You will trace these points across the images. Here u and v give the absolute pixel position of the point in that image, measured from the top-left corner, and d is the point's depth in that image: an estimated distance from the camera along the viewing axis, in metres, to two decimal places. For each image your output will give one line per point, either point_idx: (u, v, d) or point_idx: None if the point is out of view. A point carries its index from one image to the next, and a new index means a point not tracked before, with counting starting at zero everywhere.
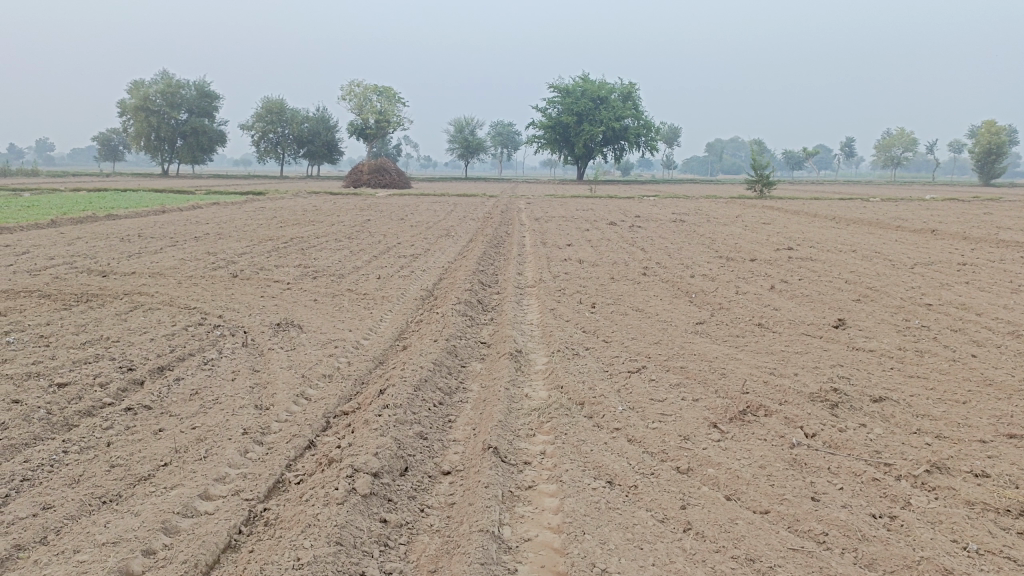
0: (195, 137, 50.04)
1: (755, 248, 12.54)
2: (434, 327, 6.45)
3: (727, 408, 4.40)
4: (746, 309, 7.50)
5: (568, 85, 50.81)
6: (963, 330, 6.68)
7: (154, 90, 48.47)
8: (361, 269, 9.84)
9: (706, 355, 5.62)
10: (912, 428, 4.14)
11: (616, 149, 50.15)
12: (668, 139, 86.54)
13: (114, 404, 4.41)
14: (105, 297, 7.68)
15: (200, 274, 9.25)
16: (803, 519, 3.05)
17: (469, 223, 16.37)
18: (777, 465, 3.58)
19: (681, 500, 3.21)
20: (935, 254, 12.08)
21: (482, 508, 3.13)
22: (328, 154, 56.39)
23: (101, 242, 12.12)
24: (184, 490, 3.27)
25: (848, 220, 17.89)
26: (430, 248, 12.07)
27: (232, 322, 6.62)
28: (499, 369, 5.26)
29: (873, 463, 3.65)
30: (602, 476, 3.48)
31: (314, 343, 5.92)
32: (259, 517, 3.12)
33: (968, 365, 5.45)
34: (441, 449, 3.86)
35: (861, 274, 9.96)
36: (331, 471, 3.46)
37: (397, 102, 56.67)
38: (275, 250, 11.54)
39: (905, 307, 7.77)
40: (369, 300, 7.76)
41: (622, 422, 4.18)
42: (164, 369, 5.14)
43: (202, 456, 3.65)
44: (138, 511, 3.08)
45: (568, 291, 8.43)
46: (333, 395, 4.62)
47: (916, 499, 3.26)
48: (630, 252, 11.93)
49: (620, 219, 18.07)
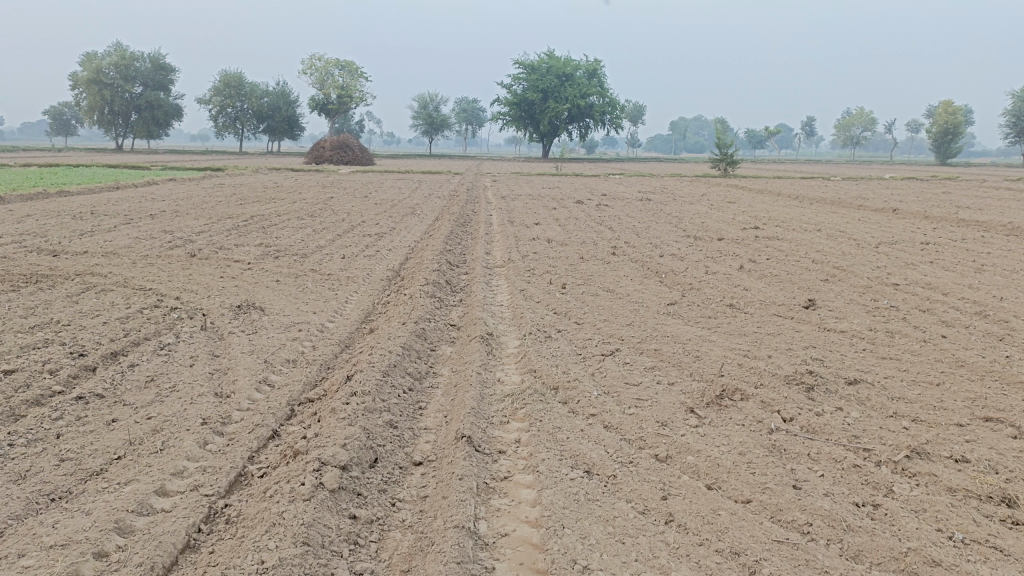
0: (150, 111, 48.58)
1: (722, 227, 12.51)
2: (401, 309, 6.28)
3: (704, 392, 4.32)
4: (716, 289, 7.45)
5: (533, 61, 50.36)
6: (931, 311, 6.70)
7: (107, 62, 46.79)
8: (325, 248, 9.60)
9: (679, 337, 5.54)
10: (889, 411, 4.11)
11: (581, 127, 49.91)
12: (632, 116, 86.67)
13: (64, 393, 4.17)
14: (55, 278, 7.34)
15: (156, 254, 8.91)
16: (787, 509, 2.97)
17: (434, 201, 16.10)
18: (757, 452, 3.51)
19: (662, 490, 3.12)
20: (898, 234, 12.17)
21: (457, 501, 3.00)
22: (288, 130, 55.14)
23: (51, 220, 11.65)
24: (139, 486, 3.08)
25: (812, 200, 18.00)
26: (395, 227, 11.84)
27: (190, 305, 6.36)
28: (470, 353, 5.12)
29: (852, 449, 3.59)
30: (579, 466, 3.37)
31: (277, 326, 5.71)
32: (220, 514, 2.95)
33: (939, 347, 5.45)
34: (412, 438, 3.71)
35: (829, 254, 9.98)
36: (296, 464, 3.29)
37: (360, 77, 55.65)
38: (235, 229, 11.21)
39: (873, 287, 7.79)
40: (333, 281, 7.55)
41: (598, 408, 4.07)
42: (118, 355, 4.90)
43: (159, 448, 3.46)
44: (89, 510, 2.88)
45: (537, 271, 8.28)
46: (297, 382, 4.44)
47: (899, 487, 3.21)
48: (598, 231, 11.82)
49: (586, 197, 17.95)
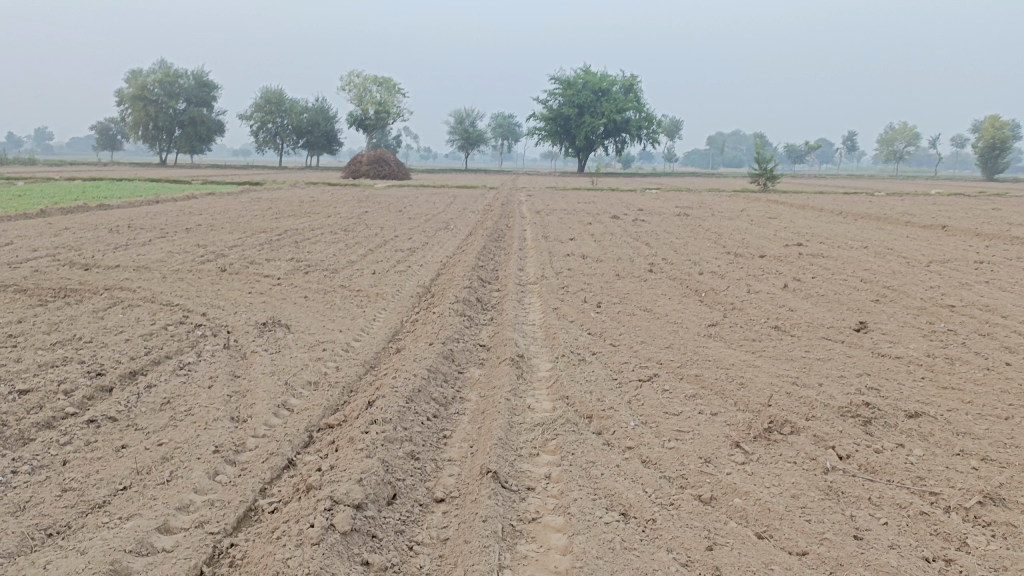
0: (193, 127, 49.52)
1: (763, 244, 12.12)
2: (430, 327, 6.05)
3: (751, 424, 4.00)
4: (759, 310, 7.10)
5: (570, 76, 50.17)
6: (992, 335, 6.28)
7: (152, 79, 47.78)
8: (356, 263, 9.45)
9: (722, 361, 5.22)
10: (954, 449, 3.75)
11: (618, 141, 49.62)
12: (670, 131, 86.39)
13: (76, 415, 4.01)
14: (84, 292, 7.28)
15: (187, 268, 8.85)
16: (848, 564, 2.66)
17: (468, 216, 15.95)
18: (812, 494, 3.19)
19: (706, 539, 2.82)
20: (949, 252, 11.64)
21: (479, 548, 2.74)
22: (327, 145, 55.68)
23: (89, 233, 11.72)
24: (140, 522, 2.87)
25: (856, 216, 17.48)
26: (428, 241, 11.68)
27: (214, 322, 6.21)
28: (499, 376, 4.86)
29: (917, 492, 3.25)
30: (615, 507, 3.08)
31: (301, 345, 5.52)
32: (224, 555, 2.73)
33: (1004, 375, 5.04)
34: (435, 471, 3.47)
35: (877, 272, 9.54)
36: (308, 500, 3.06)
37: (398, 93, 56.12)
38: (268, 243, 11.13)
39: (927, 308, 7.37)
40: (362, 297, 7.38)
41: (635, 440, 3.78)
42: (136, 374, 4.74)
43: (165, 479, 3.25)
44: (84, 549, 2.67)
45: (571, 289, 8.02)
46: (317, 406, 4.22)
47: (975, 539, 2.87)
48: (634, 247, 11.53)
49: (623, 212, 17.66)
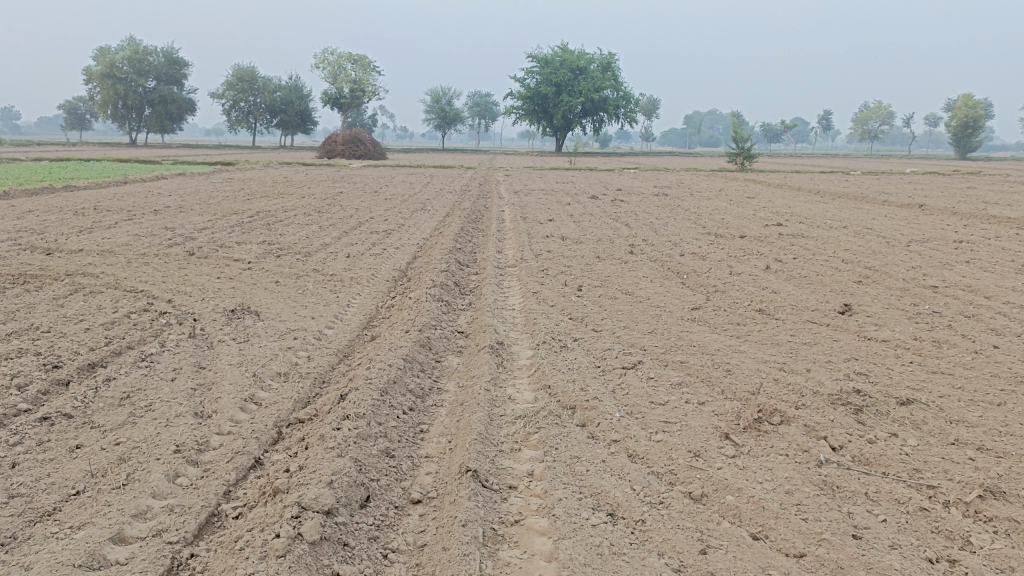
0: (164, 106, 48.43)
1: (743, 224, 12.00)
2: (406, 314, 5.84)
3: (740, 414, 3.85)
4: (743, 292, 6.96)
5: (547, 55, 49.65)
6: (977, 317, 6.19)
7: (121, 56, 46.55)
8: (330, 246, 9.18)
9: (707, 347, 5.07)
10: (949, 438, 3.64)
11: (595, 120, 49.33)
12: (647, 111, 86.25)
13: (29, 412, 3.76)
14: (44, 278, 6.95)
15: (153, 252, 8.53)
16: (849, 567, 2.52)
17: (445, 196, 15.67)
18: (807, 489, 3.05)
19: (700, 542, 2.66)
20: (928, 231, 11.58)
21: (458, 556, 2.56)
22: (301, 124, 54.70)
23: (53, 216, 11.32)
24: (92, 532, 2.66)
25: (834, 195, 17.43)
26: (404, 223, 11.41)
27: (180, 309, 5.94)
28: (479, 366, 4.67)
29: (914, 486, 3.13)
30: (602, 508, 2.92)
31: (271, 333, 5.29)
32: (184, 568, 2.54)
33: (993, 359, 4.94)
34: (411, 470, 3.28)
35: (858, 253, 9.44)
36: (275, 505, 2.86)
37: (373, 71, 55.24)
38: (238, 225, 10.80)
39: (910, 290, 7.28)
40: (336, 282, 7.14)
41: (621, 433, 3.61)
42: (95, 367, 4.49)
43: (122, 483, 3.03)
44: (29, 564, 2.46)
45: (551, 272, 7.83)
46: (286, 400, 4.00)
47: (978, 538, 2.74)
48: (614, 228, 11.35)
49: (602, 192, 17.47)
